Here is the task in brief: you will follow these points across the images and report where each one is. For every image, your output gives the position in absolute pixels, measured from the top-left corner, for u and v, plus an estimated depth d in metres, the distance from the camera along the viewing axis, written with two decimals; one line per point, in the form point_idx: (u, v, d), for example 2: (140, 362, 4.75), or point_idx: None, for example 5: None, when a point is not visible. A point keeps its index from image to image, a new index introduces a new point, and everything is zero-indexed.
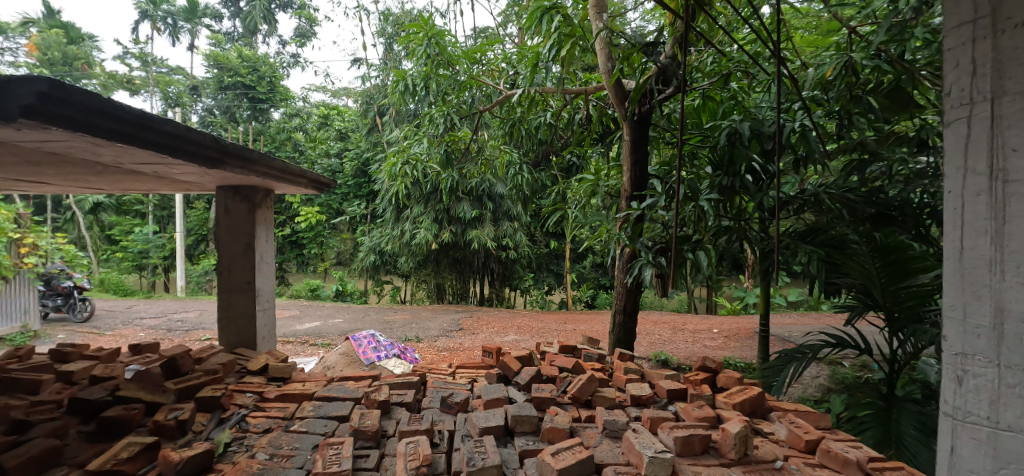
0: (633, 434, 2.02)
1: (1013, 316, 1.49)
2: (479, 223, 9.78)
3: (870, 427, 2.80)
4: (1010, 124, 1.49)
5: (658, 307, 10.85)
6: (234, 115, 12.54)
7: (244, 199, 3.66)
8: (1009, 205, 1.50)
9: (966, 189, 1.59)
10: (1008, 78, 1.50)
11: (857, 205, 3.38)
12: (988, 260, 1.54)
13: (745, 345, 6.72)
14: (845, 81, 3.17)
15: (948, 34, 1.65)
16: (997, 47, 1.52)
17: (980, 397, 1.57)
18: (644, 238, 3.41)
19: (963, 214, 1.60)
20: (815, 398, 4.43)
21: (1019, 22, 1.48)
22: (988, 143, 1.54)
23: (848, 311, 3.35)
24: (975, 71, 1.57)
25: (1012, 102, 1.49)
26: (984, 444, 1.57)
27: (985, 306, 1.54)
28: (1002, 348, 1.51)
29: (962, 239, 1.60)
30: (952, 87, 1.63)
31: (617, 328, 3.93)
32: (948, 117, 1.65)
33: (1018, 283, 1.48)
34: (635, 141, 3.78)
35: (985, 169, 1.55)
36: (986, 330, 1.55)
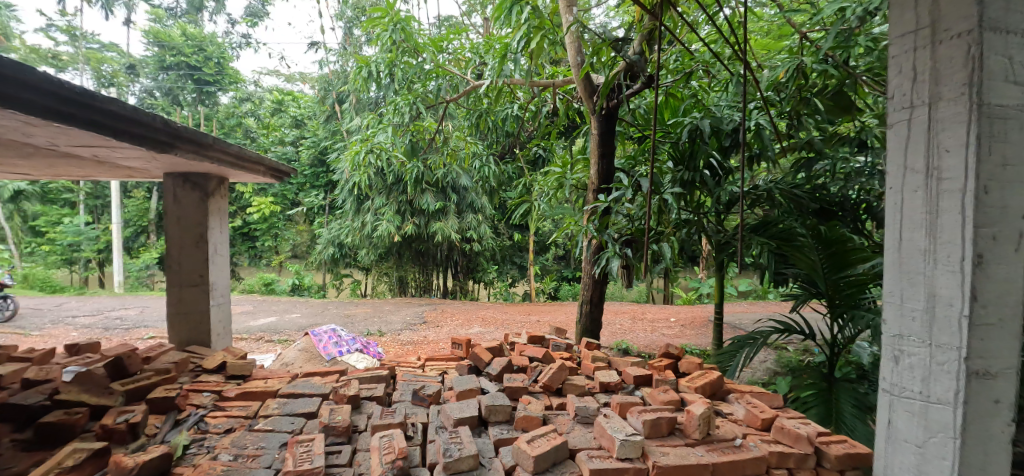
0: (604, 419, 2.08)
1: (943, 301, 1.62)
2: (444, 215, 9.73)
3: (813, 405, 2.97)
4: (945, 127, 1.61)
5: (620, 298, 11.15)
6: (176, 97, 11.65)
7: (196, 187, 3.53)
8: (941, 200, 1.62)
9: (905, 185, 1.72)
10: (943, 84, 1.62)
11: (803, 201, 3.59)
12: (923, 249, 1.67)
13: (700, 333, 7.02)
14: (796, 83, 3.36)
15: (893, 42, 1.76)
16: (935, 56, 1.64)
17: (914, 374, 1.71)
18: (611, 231, 3.47)
19: (902, 208, 1.73)
20: (763, 380, 4.69)
21: (955, 33, 1.59)
22: (925, 143, 1.66)
23: (794, 298, 3.52)
24: (916, 78, 1.69)
25: (946, 106, 1.61)
26: (916, 415, 1.71)
27: (919, 291, 1.68)
28: (933, 329, 1.65)
29: (901, 231, 1.74)
30: (896, 92, 1.76)
31: (583, 318, 4.01)
32: (892, 119, 1.78)
33: (948, 271, 1.61)
34: (603, 135, 3.84)
35: (922, 167, 1.68)
36: (919, 313, 1.69)
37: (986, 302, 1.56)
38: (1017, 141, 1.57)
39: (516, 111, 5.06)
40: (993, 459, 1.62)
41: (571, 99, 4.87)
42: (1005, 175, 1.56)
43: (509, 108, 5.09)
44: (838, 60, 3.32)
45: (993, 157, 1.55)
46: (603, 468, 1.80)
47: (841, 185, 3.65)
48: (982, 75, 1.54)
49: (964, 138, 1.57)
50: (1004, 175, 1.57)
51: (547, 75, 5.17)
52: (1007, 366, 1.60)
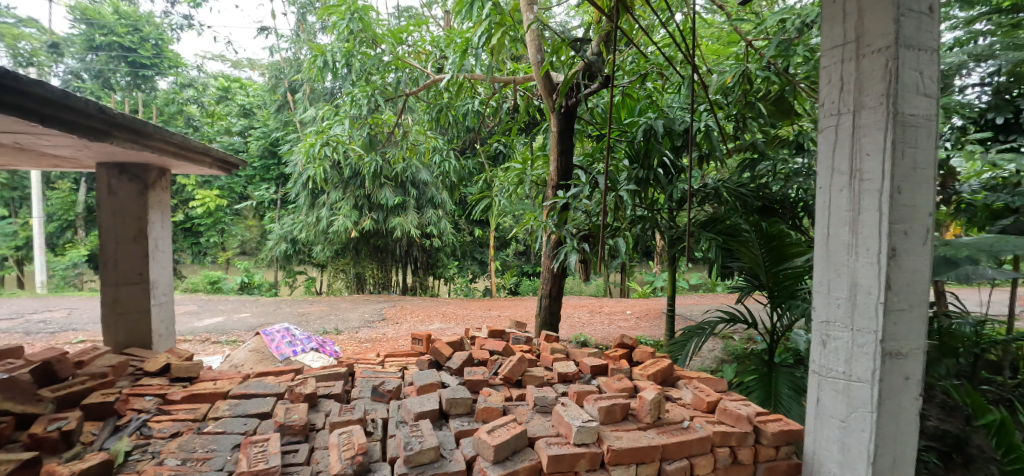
0: (562, 407, 2.13)
1: (863, 290, 1.77)
2: (403, 210, 9.61)
3: (755, 389, 3.14)
4: (866, 133, 1.75)
5: (578, 292, 11.38)
6: (107, 81, 10.63)
7: (133, 179, 3.35)
8: (862, 200, 1.76)
9: (832, 186, 1.86)
10: (866, 94, 1.75)
11: (746, 198, 3.83)
12: (847, 244, 1.81)
13: (654, 324, 7.27)
14: (742, 88, 3.54)
15: (824, 54, 1.89)
16: (859, 68, 1.77)
17: (839, 356, 1.86)
18: (569, 227, 3.52)
19: (830, 206, 1.87)
20: (711, 368, 4.93)
21: (877, 48, 1.72)
22: (849, 147, 1.80)
23: (740, 290, 3.67)
24: (843, 88, 1.82)
25: (868, 114, 1.74)
26: (840, 393, 1.86)
27: (844, 281, 1.82)
28: (855, 315, 1.79)
29: (829, 228, 1.87)
30: (826, 100, 1.89)
31: (542, 311, 4.08)
32: (822, 125, 1.91)
33: (868, 263, 1.75)
34: (561, 133, 3.90)
35: (846, 169, 1.81)
36: (844, 300, 1.83)
37: (899, 290, 1.71)
38: (926, 147, 1.71)
39: (477, 107, 5.06)
40: (904, 431, 1.78)
41: (532, 95, 4.93)
42: (916, 177, 1.71)
43: (469, 103, 5.10)
44: (779, 67, 3.46)
45: (906, 161, 1.70)
46: (561, 454, 1.85)
47: (781, 184, 3.91)
48: (896, 88, 1.68)
49: (882, 144, 1.70)
50: (916, 177, 1.71)
51: (508, 72, 5.19)
52: (917, 347, 1.76)
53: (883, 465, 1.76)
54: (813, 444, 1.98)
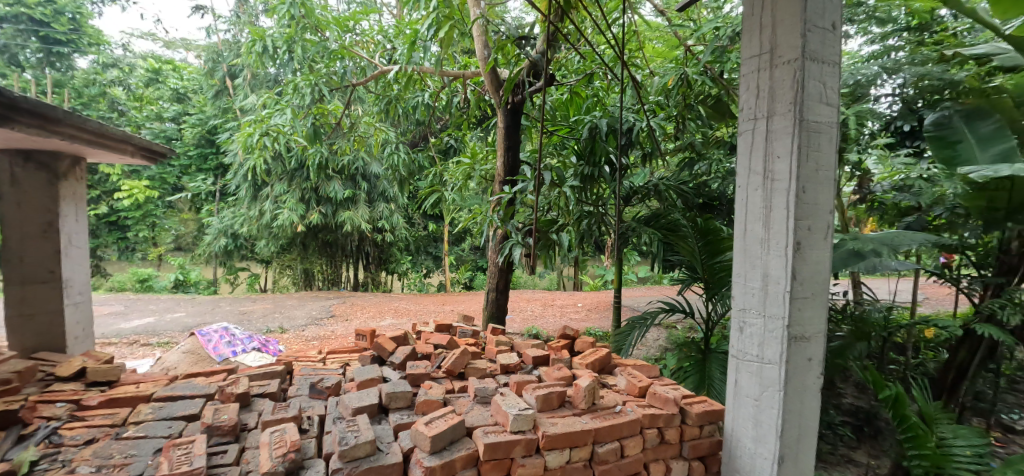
0: (501, 396, 2.16)
1: (773, 280, 1.90)
2: (353, 203, 9.37)
3: (691, 374, 3.34)
4: (778, 136, 1.88)
5: (532, 286, 11.54)
6: (14, 57, 8.82)
7: (41, 168, 3.09)
8: (773, 198, 1.89)
9: (749, 185, 1.99)
10: (778, 101, 1.88)
11: (687, 195, 4.01)
12: (760, 238, 1.94)
13: (604, 316, 7.51)
14: (682, 91, 3.75)
15: (743, 63, 2.01)
16: (772, 77, 1.89)
17: (753, 340, 2.00)
18: (515, 221, 3.62)
19: (746, 203, 2.00)
20: (655, 356, 5.15)
21: (787, 59, 1.85)
22: (763, 149, 1.93)
23: (681, 282, 3.85)
24: (759, 94, 1.94)
25: (780, 119, 1.87)
26: (753, 375, 2.00)
27: (758, 272, 1.96)
28: (766, 303, 1.93)
29: (745, 223, 2.00)
30: (744, 105, 2.01)
31: (490, 305, 4.12)
32: (741, 129, 2.03)
33: (778, 255, 1.89)
34: (509, 129, 3.94)
35: (760, 170, 1.94)
36: (757, 290, 1.97)
37: (803, 280, 1.86)
38: (828, 152, 1.87)
39: (427, 99, 5.01)
40: (807, 406, 1.95)
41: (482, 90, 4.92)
42: (819, 178, 1.86)
43: (419, 96, 5.04)
44: (715, 73, 3.71)
45: (809, 163, 1.84)
46: (496, 442, 1.89)
47: (721, 182, 4.05)
48: (803, 97, 1.81)
49: (790, 147, 1.84)
50: (819, 178, 1.86)
51: (459, 66, 5.16)
52: (818, 330, 1.93)
53: (789, 438, 1.92)
54: (731, 422, 2.12)
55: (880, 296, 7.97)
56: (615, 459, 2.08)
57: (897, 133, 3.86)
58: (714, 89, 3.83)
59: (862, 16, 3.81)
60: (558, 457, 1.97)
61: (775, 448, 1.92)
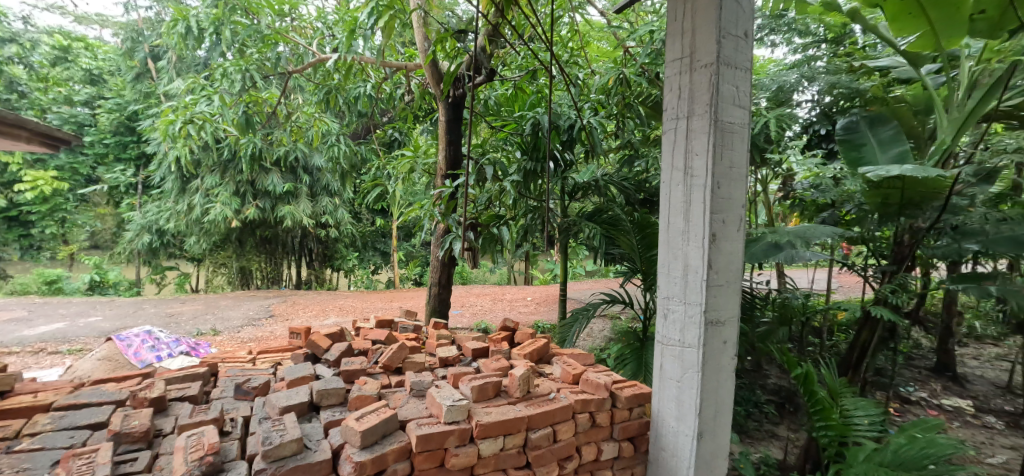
0: (436, 389, 2.16)
1: (692, 269, 2.02)
2: (293, 197, 8.99)
3: (629, 361, 3.47)
4: (696, 135, 1.98)
5: (483, 281, 11.55)
6: None
7: None
8: (692, 193, 2.00)
9: (671, 181, 2.09)
10: (696, 101, 1.98)
11: (629, 191, 4.10)
12: (681, 231, 2.05)
13: (552, 309, 7.65)
14: (620, 91, 3.83)
15: (667, 65, 2.10)
16: (692, 80, 2.00)
17: (675, 326, 2.11)
18: (456, 215, 3.59)
19: (669, 198, 2.10)
20: (599, 346, 5.32)
21: (705, 63, 1.95)
22: (684, 147, 2.03)
23: (623, 275, 3.97)
24: (680, 95, 2.05)
25: (698, 120, 1.98)
26: (675, 358, 2.11)
27: (679, 263, 2.07)
28: (686, 291, 2.05)
29: (668, 216, 2.11)
30: (668, 105, 2.11)
31: (432, 299, 4.08)
32: (665, 127, 2.13)
33: (696, 247, 2.00)
34: (450, 122, 3.92)
35: (681, 166, 2.05)
36: (679, 279, 2.08)
37: (718, 270, 1.99)
38: (740, 151, 2.00)
39: (370, 90, 4.90)
40: (722, 386, 2.10)
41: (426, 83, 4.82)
42: (731, 175, 1.99)
43: (361, 86, 4.91)
44: (652, 75, 3.86)
45: (724, 161, 1.96)
46: (429, 433, 1.89)
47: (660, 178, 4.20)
48: (717, 99, 1.93)
49: (707, 146, 1.95)
50: (732, 175, 1.99)
51: (403, 57, 5.07)
52: (732, 315, 2.07)
53: (707, 416, 2.06)
54: (657, 403, 2.24)
55: (802, 285, 8.66)
56: (549, 444, 2.13)
57: (814, 135, 4.15)
58: (652, 90, 3.97)
59: (784, 27, 4.18)
60: (492, 444, 2.00)
61: (695, 426, 2.05)
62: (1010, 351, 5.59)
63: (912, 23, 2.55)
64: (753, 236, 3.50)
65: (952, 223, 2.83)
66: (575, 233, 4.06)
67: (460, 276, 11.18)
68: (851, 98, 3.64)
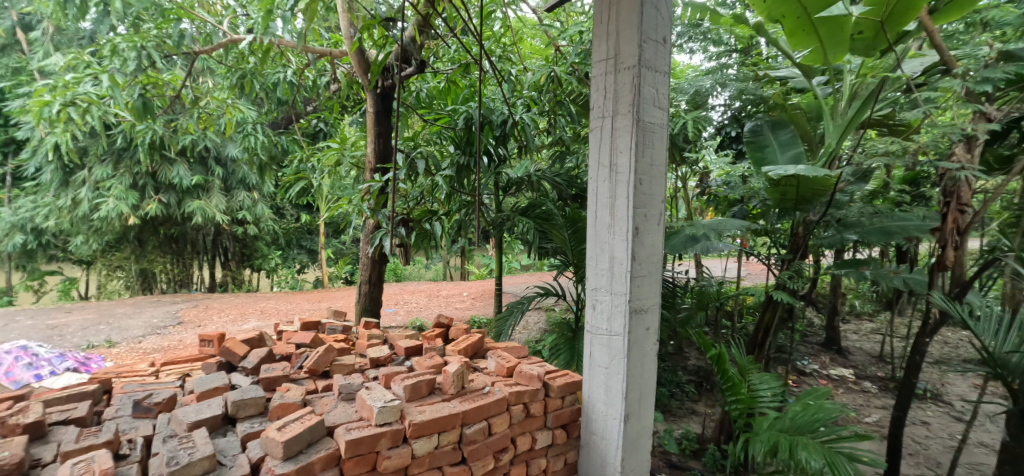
0: (366, 391, 2.12)
1: (618, 261, 2.13)
2: (204, 191, 8.38)
3: (563, 351, 3.59)
4: (620, 134, 2.09)
5: (418, 278, 11.41)
6: None
7: None
8: (617, 189, 2.11)
9: (598, 177, 2.20)
10: (620, 101, 2.09)
11: (561, 186, 4.22)
12: (607, 225, 2.16)
13: (488, 304, 7.72)
14: (553, 88, 3.97)
15: (594, 65, 2.20)
16: (616, 80, 2.10)
17: (602, 316, 2.22)
18: (387, 210, 3.44)
19: (596, 193, 2.20)
20: (535, 338, 5.46)
21: (628, 65, 2.06)
22: (610, 145, 2.14)
23: (557, 267, 4.07)
24: (606, 95, 2.15)
25: (622, 119, 2.09)
26: (604, 346, 2.23)
27: (605, 255, 2.18)
28: (612, 281, 2.16)
29: (595, 211, 2.21)
30: (595, 104, 2.20)
31: (362, 298, 3.96)
32: (592, 125, 2.23)
33: (621, 239, 2.11)
34: (380, 113, 3.83)
35: (607, 163, 2.15)
36: (606, 270, 2.19)
37: (640, 261, 2.11)
38: (659, 149, 2.13)
39: (291, 77, 4.67)
40: (646, 370, 2.24)
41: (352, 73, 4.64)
42: (652, 172, 2.12)
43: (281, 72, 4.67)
44: (581, 74, 4.02)
45: (645, 159, 2.08)
46: (359, 437, 1.86)
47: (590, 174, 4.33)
48: (640, 100, 2.04)
49: (629, 144, 2.06)
50: (653, 172, 2.12)
51: (327, 42, 4.86)
52: (654, 303, 2.21)
53: (632, 399, 2.19)
54: (588, 390, 2.35)
55: (717, 274, 9.36)
56: (483, 438, 2.17)
57: (726, 137, 4.50)
58: (582, 89, 4.14)
59: (700, 35, 4.38)
60: (426, 443, 2.00)
61: (622, 409, 2.18)
62: (883, 324, 6.41)
63: (806, 39, 2.85)
64: (674, 228, 3.74)
65: (837, 218, 3.19)
66: (509, 227, 4.10)
67: (393, 273, 10.95)
68: (756, 104, 3.93)
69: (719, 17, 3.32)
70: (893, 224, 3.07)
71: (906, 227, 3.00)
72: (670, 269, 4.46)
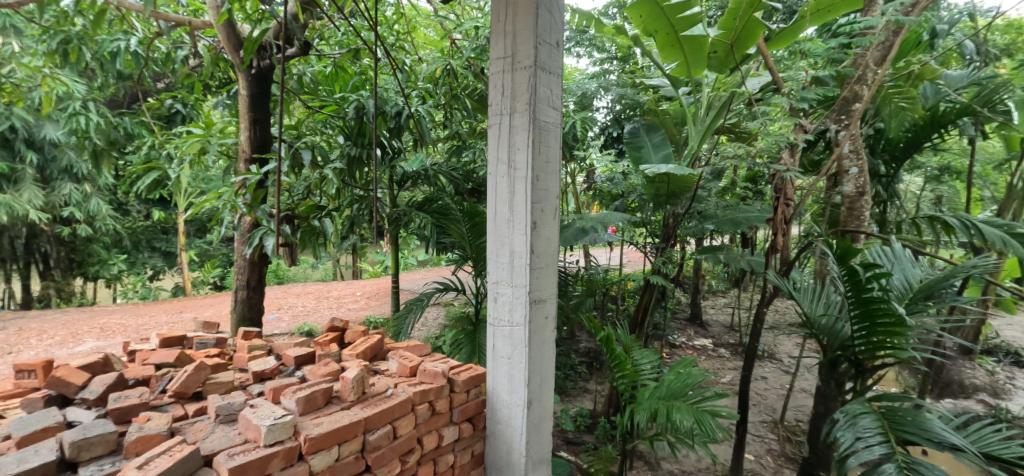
0: (251, 410, 1.99)
1: (518, 255, 2.25)
2: (10, 183, 7.08)
3: (464, 345, 3.65)
4: (517, 132, 2.20)
5: (304, 279, 10.77)
6: None
7: None
8: (515, 185, 2.22)
9: (497, 173, 2.29)
10: (518, 101, 2.19)
11: (457, 180, 4.30)
12: (507, 220, 2.26)
13: (384, 302, 7.57)
14: (448, 82, 4.02)
15: (491, 64, 2.28)
16: (514, 79, 2.20)
17: (505, 308, 2.33)
18: (266, 206, 3.05)
19: (496, 189, 2.30)
20: (434, 334, 5.50)
21: (525, 66, 2.17)
22: (507, 142, 2.24)
23: (455, 261, 4.08)
24: (504, 93, 2.24)
25: (519, 117, 2.19)
26: (506, 337, 2.34)
27: (506, 249, 2.28)
28: (512, 274, 2.27)
29: (496, 206, 2.30)
30: (493, 102, 2.29)
31: (239, 306, 3.52)
32: (490, 123, 2.31)
33: (520, 233, 2.23)
34: (254, 97, 3.35)
35: (506, 160, 2.25)
36: (506, 264, 2.30)
37: (538, 254, 2.25)
38: (553, 148, 2.28)
39: (137, 48, 4.10)
40: (545, 357, 2.39)
41: (218, 47, 3.96)
42: (547, 169, 2.26)
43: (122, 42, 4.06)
44: (477, 69, 4.13)
45: (541, 156, 2.22)
46: (246, 462, 1.76)
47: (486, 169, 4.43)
48: (535, 100, 2.16)
49: (526, 143, 2.18)
50: (548, 169, 2.27)
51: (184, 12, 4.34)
52: (551, 293, 2.36)
53: (534, 386, 2.34)
54: (492, 382, 2.46)
55: (601, 263, 10.09)
56: (387, 443, 2.16)
57: (608, 136, 4.92)
58: (477, 84, 4.23)
59: (586, 41, 4.86)
60: (325, 457, 1.95)
61: (525, 396, 2.31)
62: (734, 299, 7.44)
63: (674, 52, 3.21)
64: (565, 222, 3.97)
65: (698, 210, 3.57)
66: (406, 223, 4.08)
67: (275, 275, 10.19)
68: (634, 108, 4.26)
69: (602, 26, 3.77)
70: (739, 215, 3.55)
71: (750, 218, 3.50)
72: (562, 260, 4.76)
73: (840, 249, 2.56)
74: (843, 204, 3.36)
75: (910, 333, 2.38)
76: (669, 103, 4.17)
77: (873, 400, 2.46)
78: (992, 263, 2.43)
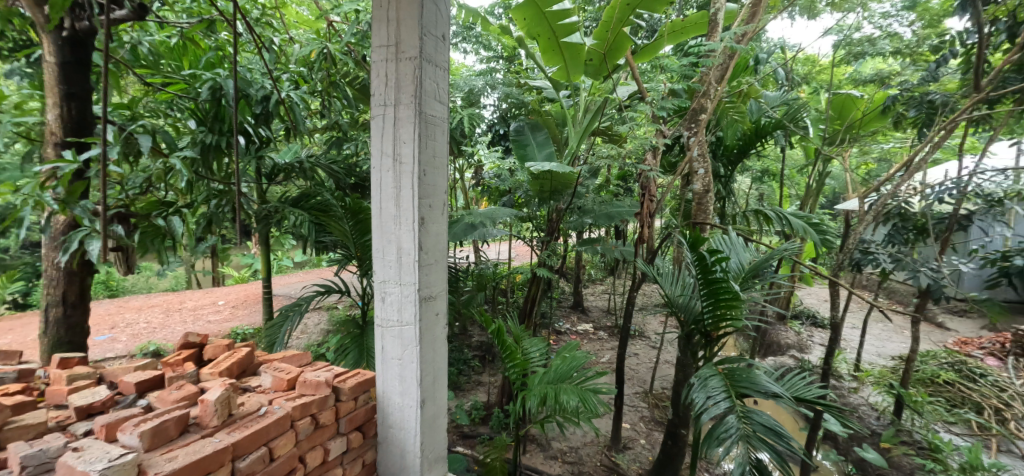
0: (74, 454, 1.62)
1: (406, 251, 2.18)
2: None
3: (350, 350, 3.42)
4: (403, 124, 2.12)
5: (146, 290, 9.11)
6: None
7: None
8: (401, 180, 2.14)
9: (381, 167, 2.19)
10: (403, 92, 2.11)
11: (338, 175, 3.92)
12: (394, 216, 2.18)
13: (253, 312, 6.76)
14: (325, 67, 3.68)
15: (373, 51, 2.16)
16: (398, 69, 2.11)
17: (394, 308, 2.24)
18: (86, 203, 2.44)
19: (381, 183, 2.19)
20: (319, 341, 5.09)
21: (409, 56, 2.09)
22: (392, 134, 2.14)
23: (338, 261, 3.76)
24: (388, 83, 2.14)
25: (404, 109, 2.11)
26: (396, 338, 2.26)
27: (393, 246, 2.20)
28: (401, 272, 2.19)
29: (381, 201, 2.20)
30: (376, 92, 2.18)
31: (52, 326, 2.60)
32: (373, 113, 2.19)
33: (408, 229, 2.16)
34: (65, 67, 2.51)
35: (390, 153, 2.16)
36: (394, 262, 2.21)
37: (428, 250, 2.21)
38: (440, 141, 2.24)
39: None
40: (437, 355, 2.35)
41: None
42: (435, 164, 2.21)
43: None
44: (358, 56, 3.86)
45: (428, 150, 2.16)
46: None
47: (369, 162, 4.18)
48: (421, 92, 2.10)
49: (413, 136, 2.11)
50: (435, 163, 2.22)
51: None
52: (441, 289, 2.33)
53: (426, 385, 2.29)
54: (382, 385, 2.36)
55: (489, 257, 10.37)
56: (262, 467, 1.93)
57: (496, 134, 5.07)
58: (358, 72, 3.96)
59: (473, 38, 4.80)
60: None
61: (417, 395, 2.26)
62: (609, 286, 8.22)
63: (555, 57, 3.44)
64: (453, 218, 3.98)
65: (577, 206, 3.84)
66: (278, 220, 3.72)
67: (104, 287, 8.40)
68: (519, 108, 4.40)
69: (489, 25, 3.88)
70: (613, 210, 3.89)
71: (622, 213, 3.87)
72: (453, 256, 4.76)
73: (692, 239, 3.03)
74: (693, 200, 3.83)
75: (743, 304, 2.86)
76: (552, 105, 4.42)
77: (720, 363, 2.93)
78: (796, 246, 2.97)
